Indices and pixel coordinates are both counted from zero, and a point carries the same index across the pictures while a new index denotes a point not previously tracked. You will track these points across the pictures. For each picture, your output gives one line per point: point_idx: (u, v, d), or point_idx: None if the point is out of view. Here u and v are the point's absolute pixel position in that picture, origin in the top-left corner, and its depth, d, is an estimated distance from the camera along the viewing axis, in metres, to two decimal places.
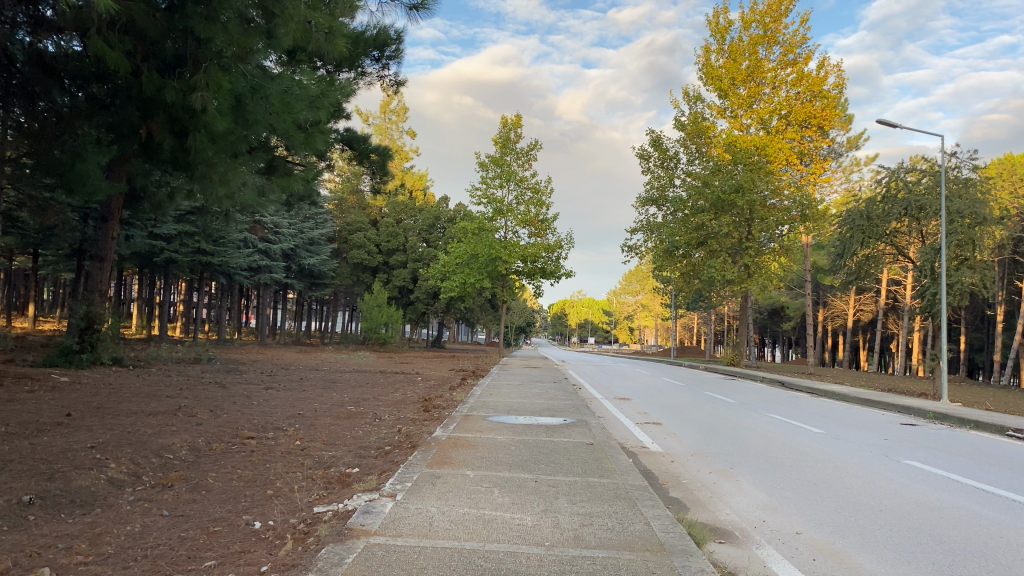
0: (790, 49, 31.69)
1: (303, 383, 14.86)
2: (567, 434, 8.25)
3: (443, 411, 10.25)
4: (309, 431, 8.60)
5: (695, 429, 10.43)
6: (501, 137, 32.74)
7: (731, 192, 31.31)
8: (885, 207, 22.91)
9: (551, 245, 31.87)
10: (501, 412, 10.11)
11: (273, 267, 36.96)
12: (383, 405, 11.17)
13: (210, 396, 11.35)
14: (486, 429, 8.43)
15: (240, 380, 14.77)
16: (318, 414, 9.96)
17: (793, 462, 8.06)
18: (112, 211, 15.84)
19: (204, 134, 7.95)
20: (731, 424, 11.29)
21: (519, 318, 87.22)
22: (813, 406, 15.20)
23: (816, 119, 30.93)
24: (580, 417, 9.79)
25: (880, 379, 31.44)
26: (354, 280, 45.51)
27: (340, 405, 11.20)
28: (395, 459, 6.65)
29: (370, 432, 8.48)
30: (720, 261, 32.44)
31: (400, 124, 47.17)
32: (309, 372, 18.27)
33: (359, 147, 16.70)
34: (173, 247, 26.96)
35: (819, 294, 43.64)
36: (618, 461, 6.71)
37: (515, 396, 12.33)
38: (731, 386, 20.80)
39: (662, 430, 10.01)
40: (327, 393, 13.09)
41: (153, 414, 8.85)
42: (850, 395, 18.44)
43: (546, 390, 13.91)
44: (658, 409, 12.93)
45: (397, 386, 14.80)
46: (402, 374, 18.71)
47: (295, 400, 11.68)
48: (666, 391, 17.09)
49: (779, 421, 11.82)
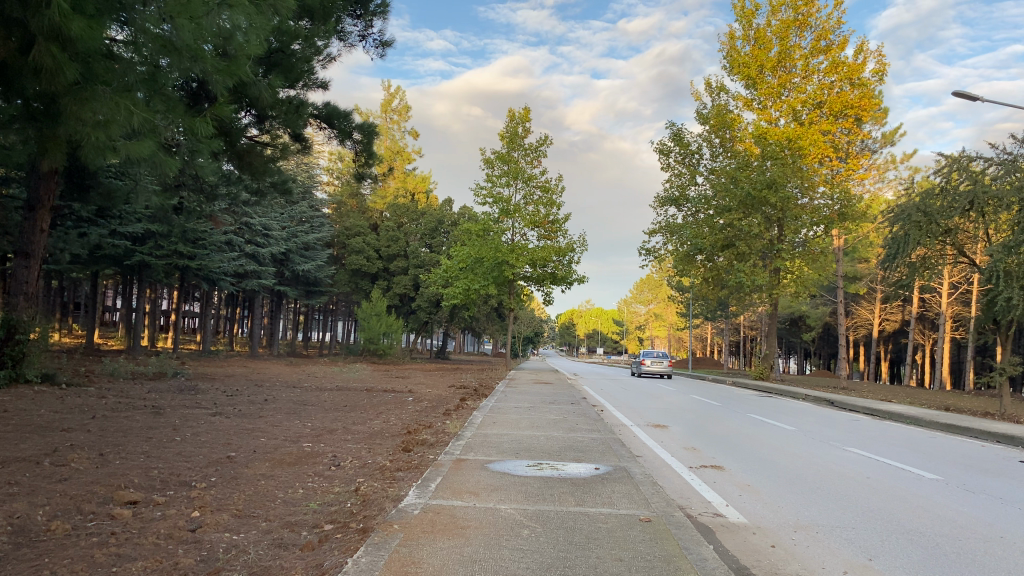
0: (825, 35, 29.02)
1: (268, 406, 12.15)
2: (605, 498, 5.47)
3: (428, 453, 7.52)
4: (227, 491, 5.84)
5: (769, 475, 7.83)
6: (508, 131, 30.11)
7: (763, 188, 28.85)
8: (947, 200, 20.25)
9: (563, 247, 29.25)
10: (506, 454, 7.37)
11: (261, 272, 34.31)
12: (350, 443, 8.41)
13: (122, 428, 8.58)
14: (486, 488, 5.66)
15: (187, 402, 12.02)
16: (255, 457, 7.19)
17: (952, 545, 5.38)
18: (41, 197, 13.11)
19: (60, 48, 5.35)
20: (810, 464, 8.66)
21: (527, 328, 84.34)
22: (889, 433, 12.46)
23: (853, 109, 28.12)
24: (618, 463, 7.02)
25: (924, 394, 28.51)
26: (352, 288, 42.93)
27: (294, 441, 8.43)
28: (323, 567, 3.88)
29: (311, 495, 5.71)
30: (749, 265, 29.63)
31: (402, 123, 44.71)
32: (285, 390, 15.59)
33: (339, 123, 14.03)
34: (146, 248, 24.44)
35: (846, 304, 40.89)
36: (707, 566, 3.96)
37: (524, 426, 9.60)
38: (776, 405, 17.98)
39: (731, 479, 7.46)
40: (286, 420, 10.31)
41: (3, 464, 6.09)
42: (920, 417, 15.56)
43: (562, 415, 11.18)
44: (706, 441, 10.25)
45: (381, 410, 12.12)
46: (391, 393, 16.04)
47: (239, 432, 8.93)
48: (705, 415, 14.35)
49: (866, 461, 9.14)
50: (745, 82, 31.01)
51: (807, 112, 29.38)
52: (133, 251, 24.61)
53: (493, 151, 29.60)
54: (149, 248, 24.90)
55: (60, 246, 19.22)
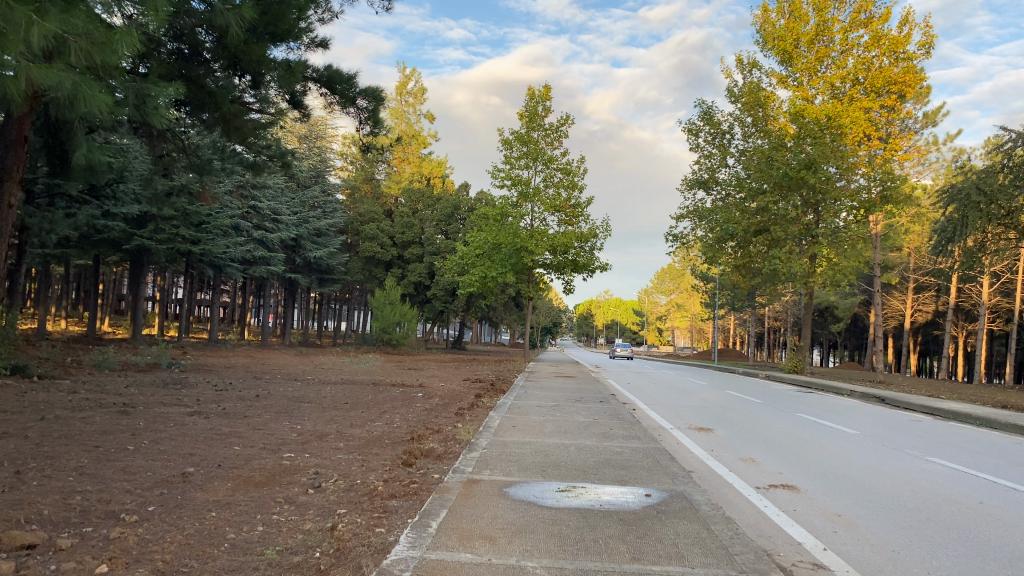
0: (865, 6, 27.11)
1: (258, 403, 10.70)
2: (668, 549, 3.95)
3: (431, 469, 6.07)
4: (159, 530, 4.36)
5: (858, 500, 6.33)
6: (527, 110, 28.60)
7: (800, 169, 27.07)
8: (1010, 178, 18.50)
9: (585, 233, 27.73)
10: (530, 472, 5.89)
11: (270, 259, 33.03)
12: (343, 454, 6.98)
13: (70, 432, 7.15)
14: (505, 530, 4.16)
15: (166, 399, 10.59)
16: (217, 475, 5.75)
17: None
18: (9, 168, 11.62)
19: None
20: (897, 482, 7.16)
21: (546, 317, 82.93)
22: (967, 438, 10.84)
23: (897, 85, 26.32)
24: (674, 488, 5.50)
25: (970, 390, 26.69)
26: (366, 276, 41.61)
27: (274, 451, 7.00)
28: None
29: (270, 538, 4.24)
30: (785, 252, 27.86)
31: (417, 106, 43.28)
32: (283, 384, 14.19)
33: (341, 89, 12.31)
34: (146, 232, 23.31)
35: (880, 295, 39.05)
36: None
37: (549, 431, 8.11)
38: (820, 403, 16.31)
39: (813, 506, 5.99)
40: (274, 422, 8.89)
41: None
42: (991, 416, 13.82)
43: (592, 418, 9.66)
44: (761, 449, 8.78)
45: (386, 410, 10.67)
46: (400, 387, 14.61)
47: (211, 439, 7.49)
48: (749, 414, 12.80)
49: (962, 476, 7.59)
50: (780, 56, 29.34)
51: (846, 88, 27.67)
52: (132, 234, 23.35)
53: (511, 131, 28.09)
54: (149, 232, 23.71)
55: (45, 225, 17.90)
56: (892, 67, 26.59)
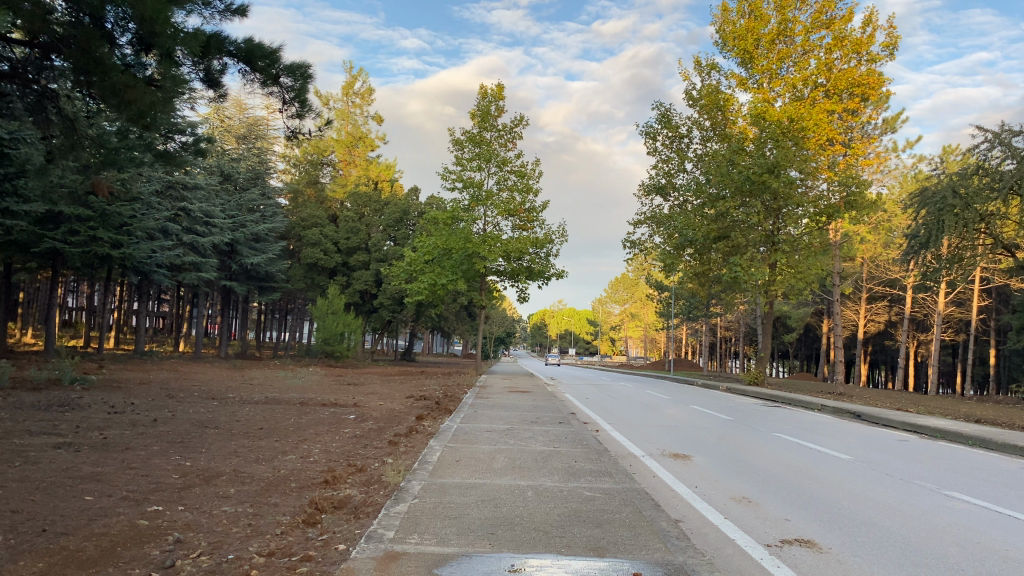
0: (827, 6, 26.27)
1: (151, 430, 8.90)
2: None
3: (338, 533, 4.46)
4: None
5: (900, 563, 4.86)
6: (479, 109, 27.14)
7: (762, 172, 25.79)
8: (986, 181, 17.74)
9: (539, 239, 26.30)
10: (472, 535, 4.33)
11: (202, 265, 30.86)
12: (230, 505, 5.31)
13: None
14: None
15: (38, 426, 8.73)
16: (31, 548, 4.06)
17: None
18: None
19: None
20: (935, 531, 5.74)
21: (497, 328, 81.03)
22: (969, 462, 9.60)
23: (859, 87, 25.69)
24: (670, 560, 3.99)
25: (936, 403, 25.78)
26: (308, 284, 39.53)
27: (138, 502, 5.30)
28: None
29: None
30: (746, 259, 26.59)
31: (365, 107, 41.59)
32: (196, 405, 12.34)
33: (261, 65, 10.32)
34: (59, 235, 21.25)
35: (837, 304, 38.34)
36: None
37: (498, 468, 6.55)
38: (792, 419, 15.05)
39: (844, 573, 4.55)
40: (160, 457, 7.16)
41: None
42: (980, 433, 12.72)
43: (552, 445, 8.13)
44: (754, 484, 7.30)
45: (309, 437, 8.98)
46: (332, 407, 12.91)
47: (62, 483, 5.75)
48: (723, 436, 11.36)
49: (997, 518, 6.27)
50: (740, 57, 28.32)
51: (807, 90, 26.91)
52: (42, 236, 21.22)
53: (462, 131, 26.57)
54: (62, 234, 21.61)
55: None
56: (856, 68, 25.90)
